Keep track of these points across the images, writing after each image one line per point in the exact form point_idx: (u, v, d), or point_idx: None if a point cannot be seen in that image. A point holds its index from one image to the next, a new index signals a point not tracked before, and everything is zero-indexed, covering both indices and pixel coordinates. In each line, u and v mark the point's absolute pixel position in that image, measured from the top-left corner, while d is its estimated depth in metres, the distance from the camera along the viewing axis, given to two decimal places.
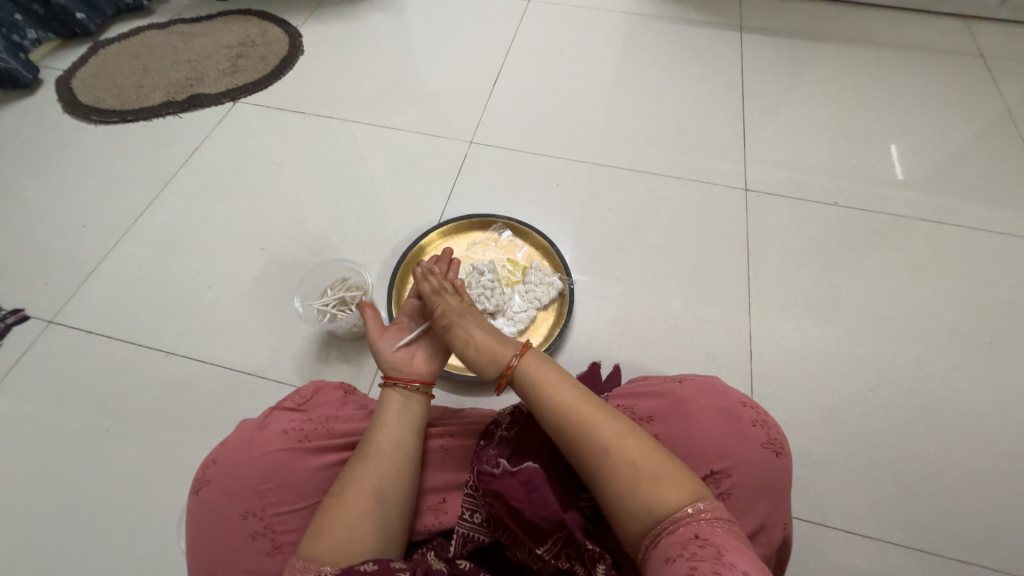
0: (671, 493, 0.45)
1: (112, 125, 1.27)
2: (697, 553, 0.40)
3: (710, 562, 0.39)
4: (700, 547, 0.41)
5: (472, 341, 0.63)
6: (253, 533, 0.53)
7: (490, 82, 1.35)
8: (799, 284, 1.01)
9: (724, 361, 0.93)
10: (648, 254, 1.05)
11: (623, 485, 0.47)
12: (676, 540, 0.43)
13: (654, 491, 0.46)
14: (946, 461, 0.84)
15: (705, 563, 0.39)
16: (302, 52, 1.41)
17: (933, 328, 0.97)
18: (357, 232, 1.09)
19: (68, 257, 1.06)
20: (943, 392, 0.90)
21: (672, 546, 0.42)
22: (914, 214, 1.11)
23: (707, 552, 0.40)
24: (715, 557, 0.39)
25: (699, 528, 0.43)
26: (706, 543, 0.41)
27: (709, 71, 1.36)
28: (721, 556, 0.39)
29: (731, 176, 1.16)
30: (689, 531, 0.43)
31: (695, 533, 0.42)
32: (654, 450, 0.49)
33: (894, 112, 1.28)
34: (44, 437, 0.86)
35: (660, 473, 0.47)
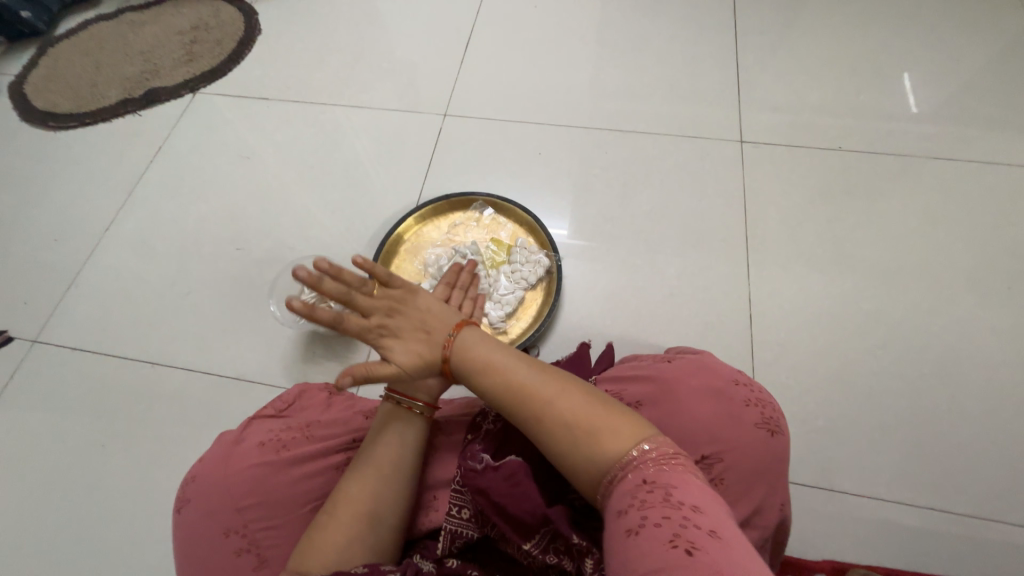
0: (615, 442, 0.42)
1: (70, 129, 1.22)
2: (646, 500, 0.37)
3: (660, 508, 0.36)
4: (648, 493, 0.38)
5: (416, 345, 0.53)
6: (238, 550, 0.53)
7: (461, 47, 1.25)
8: (801, 240, 0.96)
9: (723, 328, 0.89)
10: (639, 221, 1.00)
11: (567, 444, 0.44)
12: (626, 489, 0.39)
13: (598, 442, 0.42)
14: (959, 416, 0.81)
15: (654, 511, 0.36)
16: (259, 31, 1.32)
17: (946, 276, 0.91)
18: (333, 223, 1.04)
19: (44, 273, 1.04)
20: (957, 343, 0.86)
21: (622, 497, 0.39)
22: (925, 153, 1.03)
23: (655, 497, 0.37)
24: (664, 500, 0.37)
25: (646, 471, 0.39)
26: (655, 486, 0.38)
27: (698, 12, 1.24)
28: (669, 497, 0.37)
29: (725, 128, 1.08)
30: (636, 478, 0.39)
31: (643, 479, 0.39)
32: (593, 401, 0.45)
33: (904, 40, 1.16)
34: (43, 456, 0.87)
35: (601, 421, 0.43)
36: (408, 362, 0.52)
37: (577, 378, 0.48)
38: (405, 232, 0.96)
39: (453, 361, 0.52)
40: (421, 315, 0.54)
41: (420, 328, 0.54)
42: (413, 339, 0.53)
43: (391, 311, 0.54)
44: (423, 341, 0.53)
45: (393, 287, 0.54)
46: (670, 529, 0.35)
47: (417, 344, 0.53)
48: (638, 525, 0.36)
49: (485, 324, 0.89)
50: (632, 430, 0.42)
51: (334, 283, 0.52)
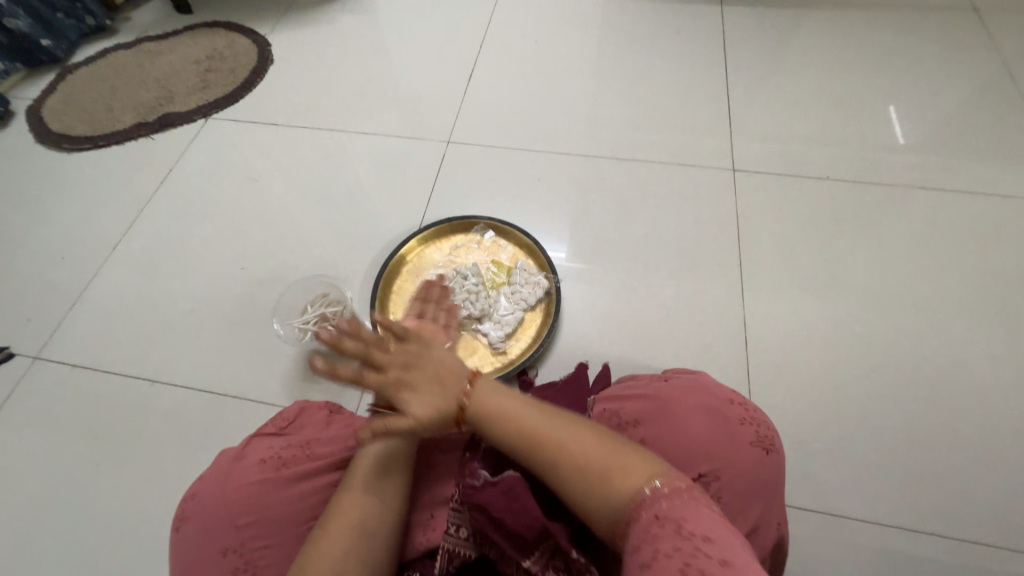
0: (627, 480, 0.43)
1: (84, 151, 1.25)
2: (659, 534, 0.38)
3: (671, 539, 0.37)
4: (660, 527, 0.39)
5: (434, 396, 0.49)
6: (234, 569, 0.53)
7: (464, 78, 1.31)
8: (793, 264, 0.98)
9: (719, 350, 0.90)
10: (635, 245, 1.02)
11: (583, 486, 0.45)
12: (640, 526, 0.40)
13: (613, 482, 0.44)
14: (953, 440, 0.82)
15: (666, 542, 0.37)
16: (272, 61, 1.38)
17: (935, 301, 0.94)
18: (337, 244, 1.07)
19: (50, 290, 1.05)
20: (948, 367, 0.87)
21: (637, 534, 0.40)
22: (910, 183, 1.07)
23: (667, 530, 0.38)
24: (675, 531, 0.38)
25: (659, 507, 0.40)
26: (666, 520, 0.39)
27: (690, 48, 1.31)
28: (680, 529, 0.38)
29: (718, 157, 1.13)
30: (650, 513, 0.40)
31: (655, 514, 0.40)
32: (603, 437, 0.47)
33: (885, 77, 1.23)
34: (37, 474, 0.86)
35: (613, 459, 0.45)
36: (427, 417, 0.48)
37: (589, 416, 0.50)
38: (407, 254, 0.99)
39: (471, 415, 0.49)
40: (438, 367, 0.50)
41: (437, 380, 0.49)
42: (429, 392, 0.49)
43: (406, 364, 0.49)
44: (438, 393, 0.49)
45: (408, 341, 0.50)
46: (681, 558, 0.36)
47: (434, 399, 0.48)
48: (651, 558, 0.37)
49: (484, 344, 0.90)
50: (644, 467, 0.44)
51: (352, 343, 0.48)
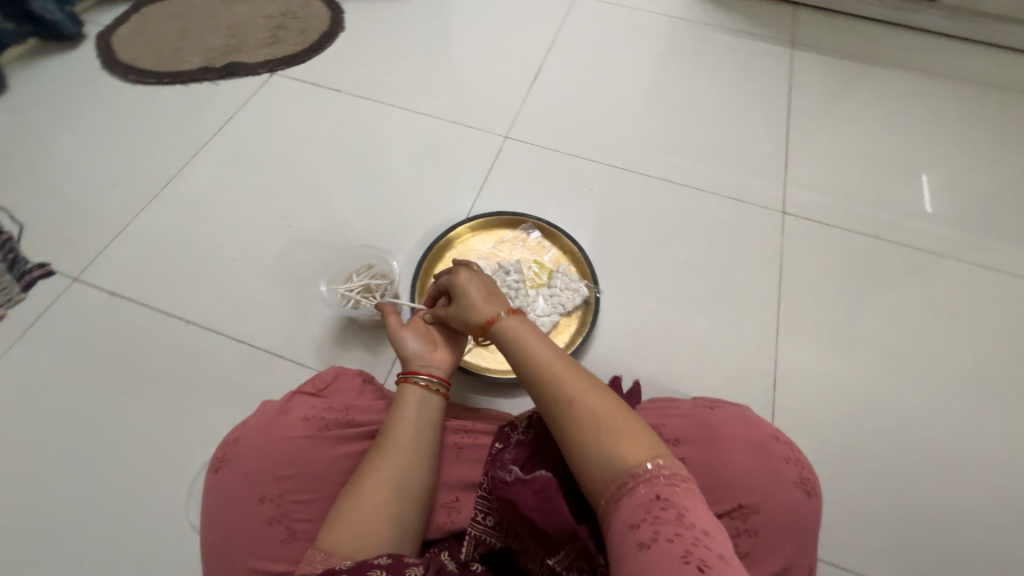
0: (633, 452, 0.45)
1: (147, 85, 1.26)
2: (660, 515, 0.40)
3: (673, 525, 0.39)
4: (662, 509, 0.41)
5: (482, 296, 0.63)
6: (269, 518, 0.54)
7: (529, 76, 1.32)
8: (828, 314, 0.99)
9: (745, 387, 0.91)
10: (675, 269, 1.03)
11: (591, 443, 0.47)
12: (638, 502, 0.42)
13: (620, 450, 0.46)
14: (961, 513, 0.83)
15: (667, 526, 0.39)
16: (343, 28, 1.39)
17: (962, 374, 0.94)
18: (384, 218, 1.08)
19: (96, 215, 1.06)
20: (967, 441, 0.88)
21: (635, 510, 0.42)
22: (953, 254, 1.08)
23: (669, 515, 0.40)
24: (678, 518, 0.40)
25: (659, 488, 0.42)
26: (668, 504, 0.41)
27: (755, 85, 1.32)
28: (682, 517, 0.40)
29: (768, 197, 1.13)
30: (650, 492, 0.42)
31: (656, 495, 0.42)
32: (615, 404, 0.50)
33: (942, 147, 1.23)
34: (62, 393, 0.87)
35: (624, 429, 0.47)
36: (477, 302, 0.63)
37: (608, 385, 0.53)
38: (454, 239, 1.00)
39: (504, 326, 0.59)
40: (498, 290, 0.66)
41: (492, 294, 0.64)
42: (483, 292, 0.64)
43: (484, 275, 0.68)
44: (490, 297, 0.63)
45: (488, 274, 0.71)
46: (683, 546, 0.37)
47: (483, 296, 0.63)
48: (651, 538, 0.39)
49: None
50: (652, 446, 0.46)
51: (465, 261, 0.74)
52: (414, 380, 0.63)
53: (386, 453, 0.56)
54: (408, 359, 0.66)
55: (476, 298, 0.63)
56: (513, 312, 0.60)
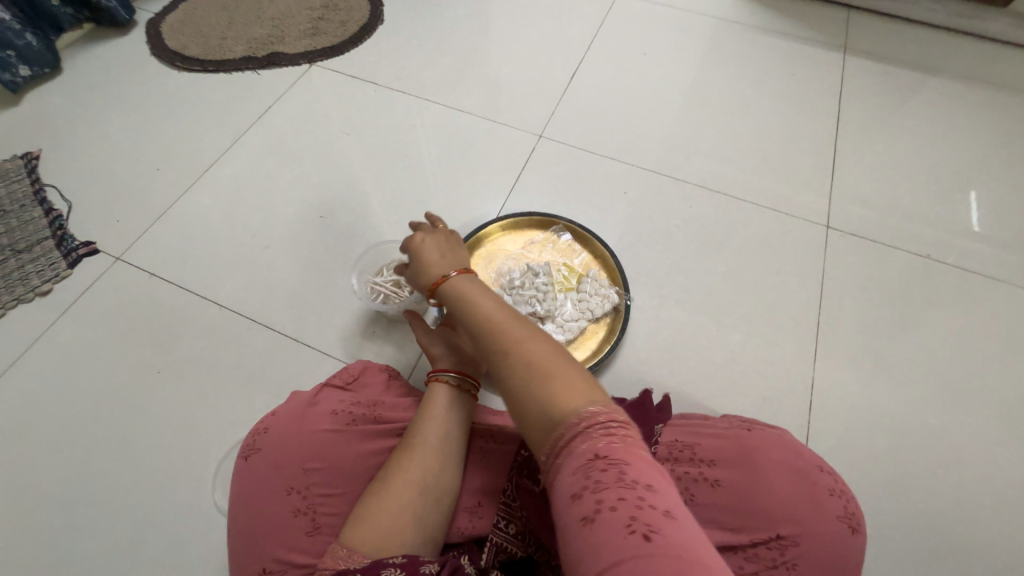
0: (569, 400, 0.43)
1: (193, 72, 1.30)
2: (599, 478, 0.37)
3: (613, 487, 0.36)
4: (602, 470, 0.37)
5: (435, 259, 0.63)
6: (295, 510, 0.54)
7: (566, 75, 1.29)
8: (871, 337, 0.94)
9: (778, 407, 0.87)
10: (710, 280, 1.00)
11: (530, 399, 0.44)
12: (576, 465, 0.39)
13: (557, 400, 0.43)
14: (1011, 558, 0.77)
15: (608, 491, 0.36)
16: (382, 22, 1.39)
17: (1016, 409, 0.88)
18: (416, 213, 1.08)
19: (140, 198, 1.09)
20: (1018, 481, 0.82)
21: (574, 475, 0.38)
22: (1013, 280, 1.01)
23: (609, 476, 0.37)
24: (619, 479, 0.36)
25: (596, 444, 0.39)
26: (607, 463, 0.38)
27: (803, 92, 1.26)
28: (623, 476, 0.37)
29: (812, 209, 1.08)
30: (588, 451, 0.39)
31: (593, 453, 0.38)
32: (552, 353, 0.47)
33: (1006, 164, 1.15)
34: (101, 369, 0.90)
35: (557, 377, 0.44)
36: (430, 266, 0.62)
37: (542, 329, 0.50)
38: (484, 238, 0.99)
39: (451, 286, 0.58)
40: (456, 254, 0.65)
41: (445, 256, 0.63)
42: (437, 255, 0.63)
43: (444, 239, 0.67)
44: (441, 259, 0.63)
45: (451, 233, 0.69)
46: (626, 511, 0.34)
47: (434, 259, 0.63)
48: (594, 511, 0.35)
49: None
50: (586, 392, 0.43)
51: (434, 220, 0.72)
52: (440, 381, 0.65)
53: (417, 452, 0.57)
54: (437, 360, 0.69)
55: (430, 263, 0.63)
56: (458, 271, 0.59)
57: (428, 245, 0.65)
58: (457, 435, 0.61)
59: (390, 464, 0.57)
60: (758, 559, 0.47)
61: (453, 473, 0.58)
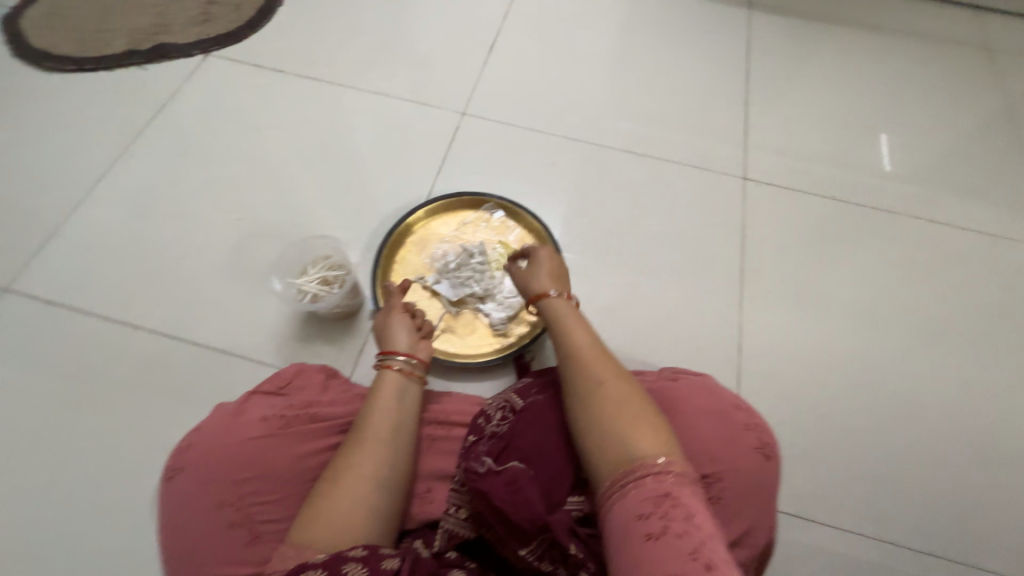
0: (647, 441, 0.46)
1: (67, 73, 1.16)
2: (668, 511, 0.40)
3: (681, 522, 0.39)
4: (671, 505, 0.40)
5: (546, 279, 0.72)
6: (230, 523, 0.52)
7: (484, 48, 1.26)
8: (790, 277, 1.01)
9: (713, 354, 0.93)
10: (642, 241, 1.03)
11: (603, 427, 0.48)
12: (645, 492, 0.42)
13: (631, 436, 0.47)
14: (917, 457, 0.87)
15: (676, 523, 0.39)
16: (281, 2, 1.29)
17: (915, 326, 0.98)
18: (341, 205, 1.03)
19: (25, 219, 0.98)
20: (920, 388, 0.92)
21: (642, 501, 0.41)
22: (907, 210, 1.11)
23: (676, 512, 0.40)
24: (687, 516, 0.40)
25: (666, 482, 0.42)
26: (676, 501, 0.41)
27: (715, 49, 1.30)
28: (690, 515, 0.40)
29: (731, 163, 1.13)
30: (658, 486, 0.42)
31: (664, 489, 0.41)
32: (640, 399, 0.51)
33: (896, 104, 1.25)
34: (5, 412, 0.81)
35: (640, 419, 0.48)
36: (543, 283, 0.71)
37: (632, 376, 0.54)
38: (413, 225, 0.96)
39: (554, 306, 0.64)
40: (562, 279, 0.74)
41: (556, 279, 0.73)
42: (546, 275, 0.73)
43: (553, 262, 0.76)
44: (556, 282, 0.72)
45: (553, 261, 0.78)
46: (690, 543, 0.38)
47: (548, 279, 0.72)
48: (659, 532, 0.39)
49: (485, 325, 0.90)
50: (664, 440, 0.46)
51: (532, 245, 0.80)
52: (391, 368, 0.62)
53: (364, 446, 0.55)
54: (387, 343, 0.67)
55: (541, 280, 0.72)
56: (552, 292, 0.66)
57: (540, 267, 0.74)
58: (407, 424, 0.59)
59: (336, 462, 0.54)
60: None
61: (403, 462, 0.56)
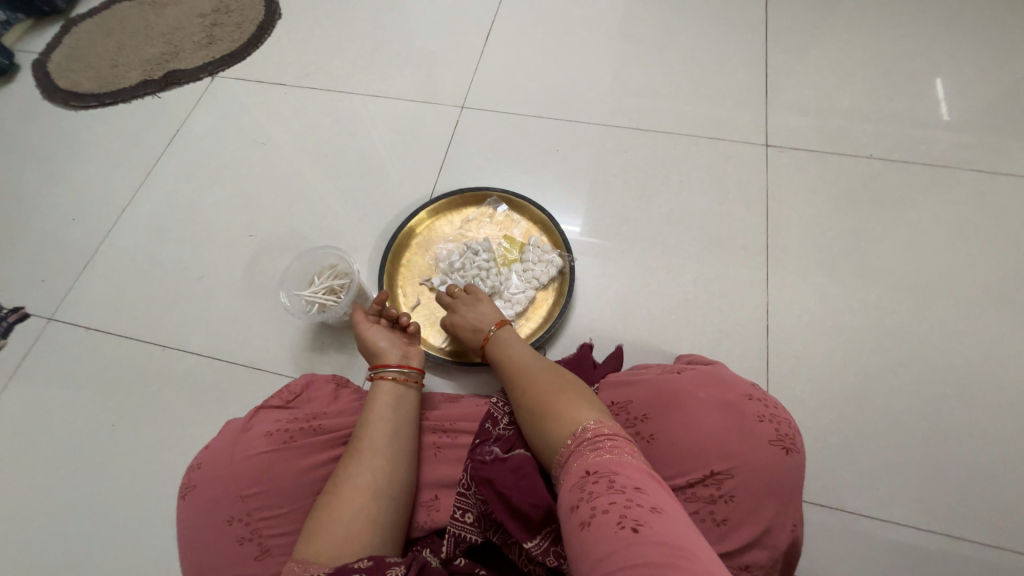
0: (569, 430, 0.47)
1: (91, 109, 1.22)
2: (593, 490, 0.40)
3: (604, 494, 0.39)
4: (593, 483, 0.40)
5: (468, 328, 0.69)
6: (240, 538, 0.54)
7: (481, 38, 1.22)
8: (823, 250, 0.92)
9: (738, 338, 0.87)
10: (655, 224, 0.97)
11: (535, 434, 0.50)
12: (573, 483, 0.42)
13: (557, 432, 0.48)
14: (982, 441, 0.78)
15: (601, 499, 0.39)
16: (280, 16, 1.31)
17: (974, 294, 0.87)
18: (347, 213, 1.04)
19: (62, 251, 1.05)
20: (982, 364, 0.82)
21: (572, 492, 0.41)
22: (960, 163, 0.98)
23: (601, 486, 0.40)
24: (609, 487, 0.39)
25: (587, 463, 0.43)
26: (599, 476, 0.41)
27: (728, 8, 1.20)
28: (613, 483, 0.39)
29: (750, 130, 1.05)
30: (582, 471, 0.42)
31: (586, 471, 0.42)
32: (558, 388, 0.52)
33: (943, 45, 1.11)
34: (56, 433, 0.88)
35: (561, 410, 0.49)
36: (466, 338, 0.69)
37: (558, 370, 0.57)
38: (416, 227, 0.95)
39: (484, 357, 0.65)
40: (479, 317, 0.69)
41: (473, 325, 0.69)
42: (466, 323, 0.70)
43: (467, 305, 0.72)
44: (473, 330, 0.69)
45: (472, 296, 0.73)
46: (615, 511, 0.37)
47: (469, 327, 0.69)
48: (588, 516, 0.38)
49: None
50: (584, 418, 0.47)
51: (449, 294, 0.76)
52: (386, 379, 0.63)
53: (365, 455, 0.55)
54: (379, 356, 0.68)
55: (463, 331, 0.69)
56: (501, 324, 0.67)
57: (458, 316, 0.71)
58: (408, 433, 0.59)
59: (340, 473, 0.54)
60: (696, 497, 0.50)
61: (405, 471, 0.56)
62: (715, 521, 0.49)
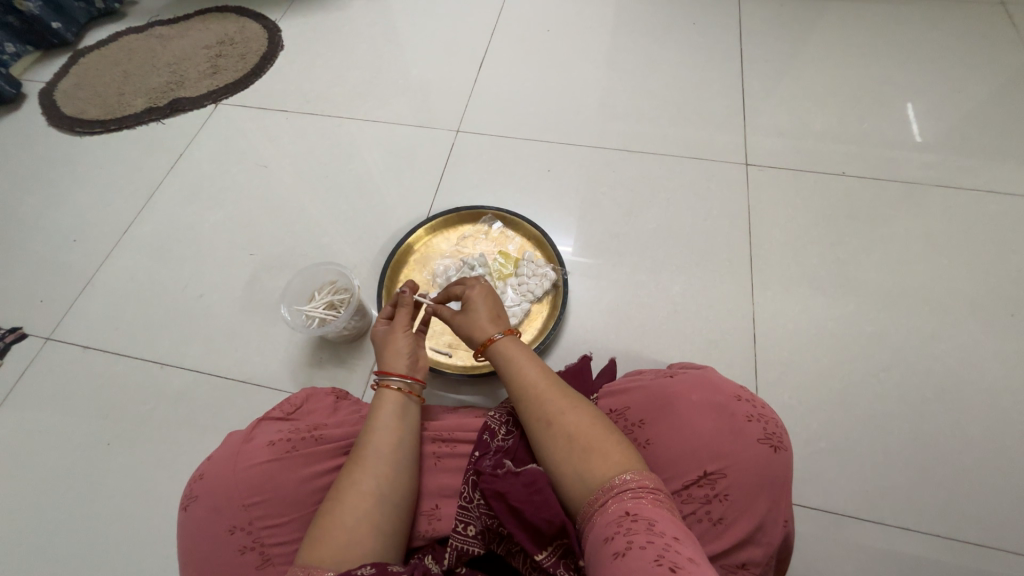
0: (604, 467, 0.47)
1: (95, 135, 1.26)
2: (631, 527, 0.41)
3: (643, 534, 0.40)
4: (633, 522, 0.41)
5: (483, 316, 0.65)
6: (242, 547, 0.54)
7: (475, 66, 1.29)
8: (805, 262, 0.97)
9: (726, 347, 0.90)
10: (644, 238, 1.01)
11: (562, 461, 0.50)
12: (610, 518, 0.43)
13: (588, 465, 0.48)
14: (963, 442, 0.81)
15: (638, 536, 0.40)
16: (282, 47, 1.37)
17: (948, 301, 0.92)
18: (346, 231, 1.07)
19: (63, 272, 1.06)
20: (960, 368, 0.86)
21: (607, 526, 0.43)
22: (927, 179, 1.05)
23: (639, 526, 0.41)
24: (647, 528, 0.40)
25: (627, 503, 0.43)
26: (639, 517, 0.42)
27: (706, 39, 1.28)
28: (652, 526, 0.41)
29: (731, 150, 1.11)
30: (620, 509, 0.43)
31: (626, 510, 0.43)
32: (593, 421, 0.52)
33: (904, 72, 1.19)
34: (49, 453, 0.87)
35: (598, 444, 0.50)
36: (483, 320, 0.65)
37: (587, 403, 0.55)
38: (414, 244, 0.98)
39: (497, 345, 0.62)
40: (496, 310, 0.67)
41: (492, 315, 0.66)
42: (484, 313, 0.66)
43: (483, 295, 0.68)
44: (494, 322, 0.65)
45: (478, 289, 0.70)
46: (654, 551, 0.38)
47: (487, 317, 0.65)
48: (624, 548, 0.39)
49: None
50: (621, 460, 0.48)
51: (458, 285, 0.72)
52: (389, 393, 0.62)
53: (371, 465, 0.55)
54: (385, 361, 0.66)
55: (479, 317, 0.65)
56: (502, 335, 0.62)
57: (475, 301, 0.67)
58: (412, 444, 0.60)
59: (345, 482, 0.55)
60: (693, 498, 0.51)
61: (409, 480, 0.57)
62: (711, 520, 0.51)
